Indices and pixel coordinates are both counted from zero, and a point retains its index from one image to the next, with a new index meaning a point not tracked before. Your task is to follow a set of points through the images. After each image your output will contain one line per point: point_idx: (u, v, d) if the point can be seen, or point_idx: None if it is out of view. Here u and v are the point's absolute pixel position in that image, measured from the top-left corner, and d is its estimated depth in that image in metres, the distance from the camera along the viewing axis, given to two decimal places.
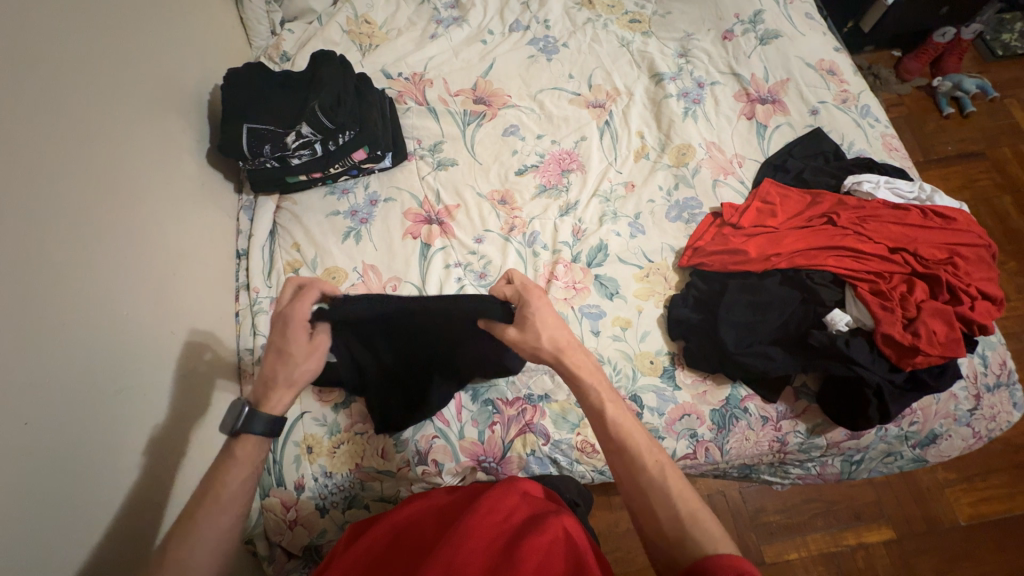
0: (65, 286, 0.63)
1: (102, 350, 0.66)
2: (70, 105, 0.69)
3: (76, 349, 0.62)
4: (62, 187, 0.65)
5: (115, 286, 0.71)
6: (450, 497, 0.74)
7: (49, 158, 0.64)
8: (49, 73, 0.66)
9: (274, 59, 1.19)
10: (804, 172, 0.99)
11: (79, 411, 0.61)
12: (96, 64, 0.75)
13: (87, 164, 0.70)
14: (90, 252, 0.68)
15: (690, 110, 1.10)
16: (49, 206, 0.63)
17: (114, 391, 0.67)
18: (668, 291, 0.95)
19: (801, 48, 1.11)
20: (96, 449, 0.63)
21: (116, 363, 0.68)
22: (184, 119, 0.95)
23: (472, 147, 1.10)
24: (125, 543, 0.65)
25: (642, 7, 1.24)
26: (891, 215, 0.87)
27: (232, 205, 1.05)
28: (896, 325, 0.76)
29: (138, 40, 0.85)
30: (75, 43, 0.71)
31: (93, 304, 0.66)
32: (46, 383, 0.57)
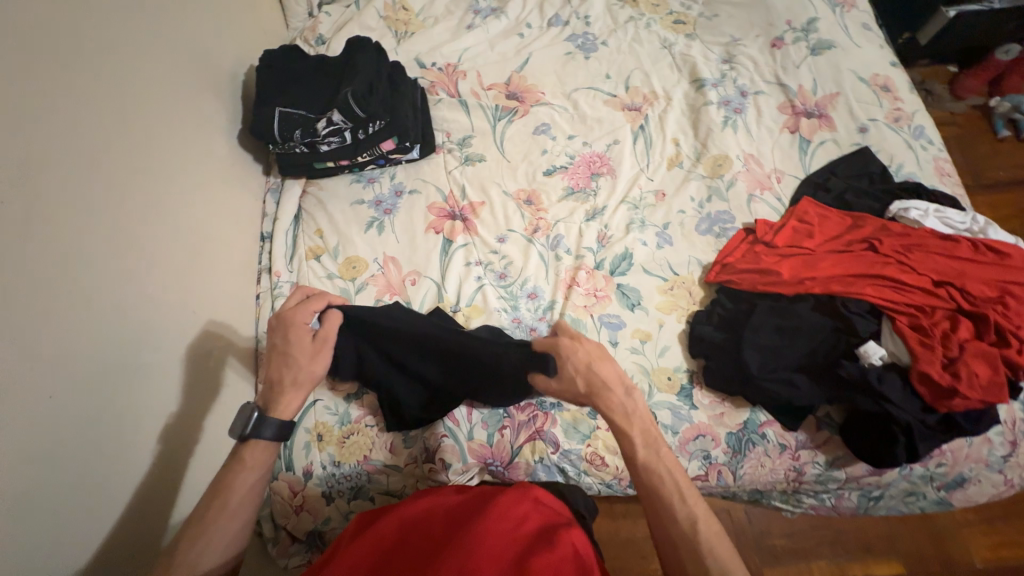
0: (89, 262, 0.64)
1: (122, 326, 0.67)
2: (103, 82, 0.69)
3: (96, 324, 0.63)
4: (94, 166, 0.66)
5: (139, 266, 0.72)
6: (462, 498, 0.72)
7: (81, 134, 0.65)
8: (83, 49, 0.66)
9: (309, 41, 1.18)
10: (846, 193, 0.95)
11: (96, 387, 0.62)
12: (132, 41, 0.75)
13: (118, 146, 0.71)
14: (117, 231, 0.69)
15: (730, 120, 1.05)
16: (80, 182, 0.64)
17: (131, 367, 0.68)
18: (692, 306, 0.92)
19: (854, 61, 1.06)
20: (112, 423, 0.64)
21: (134, 341, 0.69)
22: (217, 99, 0.95)
23: (501, 143, 1.09)
24: (137, 515, 0.67)
25: (687, 8, 1.20)
26: (939, 246, 0.82)
27: (260, 187, 1.06)
28: (934, 363, 0.71)
29: (174, 18, 0.85)
30: (111, 20, 0.72)
31: (117, 283, 0.67)
32: (65, 357, 0.58)
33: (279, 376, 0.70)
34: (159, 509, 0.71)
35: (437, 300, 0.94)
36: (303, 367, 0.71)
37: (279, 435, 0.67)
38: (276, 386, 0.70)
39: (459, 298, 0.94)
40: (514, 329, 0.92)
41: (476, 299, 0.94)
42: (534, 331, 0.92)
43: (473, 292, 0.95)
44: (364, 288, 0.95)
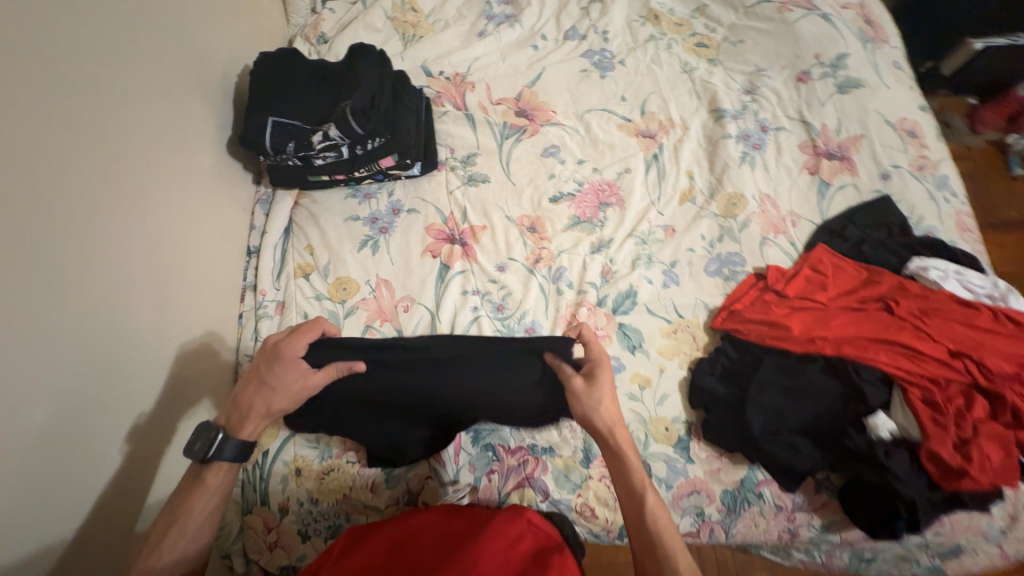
0: (61, 289, 0.59)
1: (90, 364, 0.62)
2: (80, 90, 0.63)
3: (62, 361, 0.58)
4: (70, 187, 0.61)
5: (113, 290, 0.67)
6: (458, 520, 0.68)
7: (55, 153, 0.59)
8: (55, 59, 0.60)
9: (311, 40, 1.11)
10: (862, 244, 0.91)
11: (55, 435, 0.57)
12: (115, 49, 0.69)
13: (96, 161, 0.65)
14: (91, 254, 0.64)
15: (748, 156, 1.01)
16: (49, 204, 0.58)
17: (98, 404, 0.63)
18: (695, 352, 0.88)
19: (882, 102, 1.01)
20: (73, 467, 0.59)
21: (103, 378, 0.64)
22: (206, 104, 0.89)
23: (507, 164, 1.03)
24: (100, 562, 0.63)
25: (711, 30, 1.14)
26: (958, 313, 0.79)
27: (249, 198, 1.00)
28: (946, 444, 0.68)
29: (160, 16, 0.78)
30: (90, 21, 0.65)
31: (88, 312, 0.62)
32: (19, 407, 0.53)
33: (250, 404, 0.68)
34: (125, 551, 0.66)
35: (430, 329, 0.90)
36: (274, 402, 0.68)
37: (240, 457, 0.66)
38: (243, 412, 0.68)
39: (452, 328, 0.90)
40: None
41: (471, 331, 0.90)
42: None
43: (468, 323, 0.90)
44: (353, 312, 0.91)
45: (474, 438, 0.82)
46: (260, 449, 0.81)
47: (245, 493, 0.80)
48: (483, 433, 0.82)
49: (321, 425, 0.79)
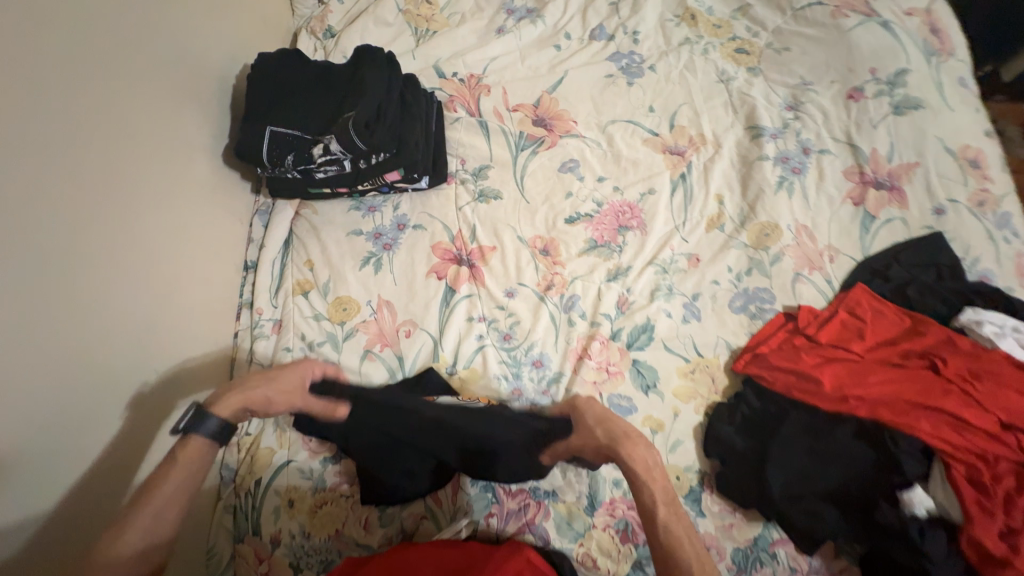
0: (37, 328, 0.56)
1: (71, 401, 0.59)
2: (45, 111, 0.59)
3: (37, 405, 0.55)
4: (35, 215, 0.57)
5: (91, 323, 0.63)
6: (455, 551, 0.65)
7: (18, 180, 0.55)
8: (17, 76, 0.55)
9: (317, 34, 1.04)
10: (907, 287, 0.83)
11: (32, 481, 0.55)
12: (92, 59, 0.65)
13: (65, 187, 0.61)
14: (65, 286, 0.60)
15: (786, 181, 0.92)
16: (12, 238, 0.54)
17: (80, 444, 0.60)
18: (713, 397, 0.82)
19: (941, 126, 0.90)
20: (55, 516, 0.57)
21: (86, 415, 0.61)
22: (199, 113, 0.83)
23: (521, 179, 0.96)
24: None
25: (753, 34, 1.04)
26: (1014, 378, 0.70)
27: (247, 208, 0.95)
28: (989, 531, 0.61)
29: (142, 20, 0.73)
30: (53, 32, 0.60)
31: (66, 349, 0.59)
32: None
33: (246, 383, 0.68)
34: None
35: (431, 358, 0.85)
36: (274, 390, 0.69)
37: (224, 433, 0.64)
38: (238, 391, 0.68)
39: (456, 358, 0.85)
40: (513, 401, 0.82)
41: (475, 362, 0.85)
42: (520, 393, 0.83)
43: (473, 353, 0.85)
44: (352, 335, 0.86)
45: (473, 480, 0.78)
46: (254, 477, 0.79)
47: (238, 521, 0.78)
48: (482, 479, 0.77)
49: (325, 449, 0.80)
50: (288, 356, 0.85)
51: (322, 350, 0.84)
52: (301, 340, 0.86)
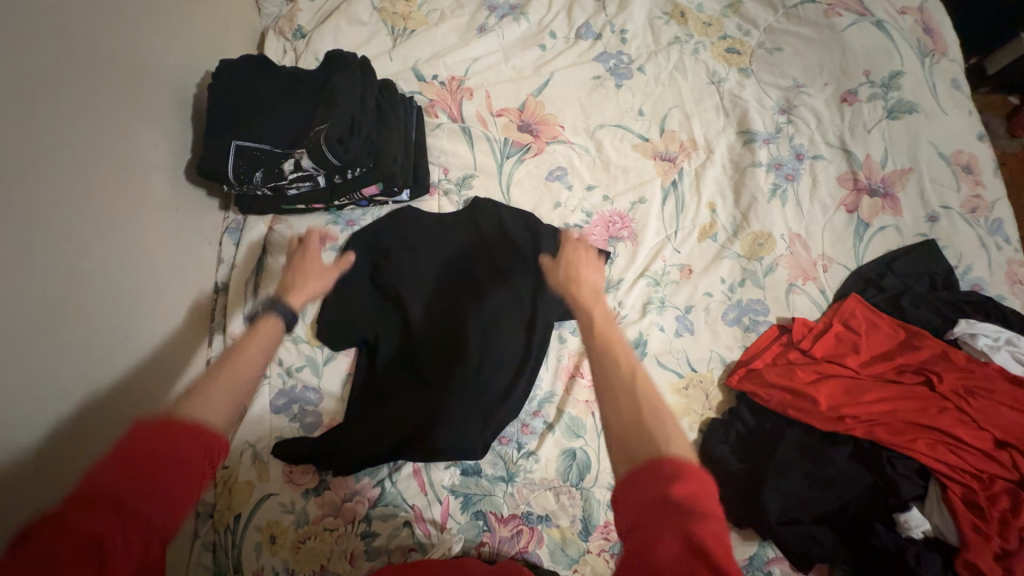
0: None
1: (30, 456, 0.54)
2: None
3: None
4: None
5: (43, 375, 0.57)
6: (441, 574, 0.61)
7: None
8: None
9: (286, 35, 0.98)
10: (902, 297, 0.82)
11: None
12: (39, 78, 0.59)
13: (13, 222, 0.55)
14: (20, 339, 0.55)
15: (779, 188, 0.89)
16: None
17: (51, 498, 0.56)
18: (708, 413, 0.80)
19: (935, 131, 0.89)
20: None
21: (52, 469, 0.57)
22: (156, 130, 0.76)
23: (507, 189, 0.92)
24: None
25: (745, 33, 1.00)
26: (1007, 396, 0.70)
27: (216, 226, 0.90)
28: (986, 555, 0.60)
29: (87, 30, 0.66)
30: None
31: (25, 400, 0.55)
32: None
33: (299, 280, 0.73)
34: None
35: (418, 379, 0.82)
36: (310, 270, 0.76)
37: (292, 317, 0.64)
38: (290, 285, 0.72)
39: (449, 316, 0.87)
40: (522, 289, 0.86)
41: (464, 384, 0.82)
42: (526, 429, 0.81)
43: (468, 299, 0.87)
44: (334, 358, 0.83)
45: (436, 466, 0.78)
46: (233, 512, 0.75)
47: (217, 560, 0.73)
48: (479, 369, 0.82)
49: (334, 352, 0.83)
50: (266, 383, 0.81)
51: (302, 377, 0.81)
52: (279, 365, 0.82)
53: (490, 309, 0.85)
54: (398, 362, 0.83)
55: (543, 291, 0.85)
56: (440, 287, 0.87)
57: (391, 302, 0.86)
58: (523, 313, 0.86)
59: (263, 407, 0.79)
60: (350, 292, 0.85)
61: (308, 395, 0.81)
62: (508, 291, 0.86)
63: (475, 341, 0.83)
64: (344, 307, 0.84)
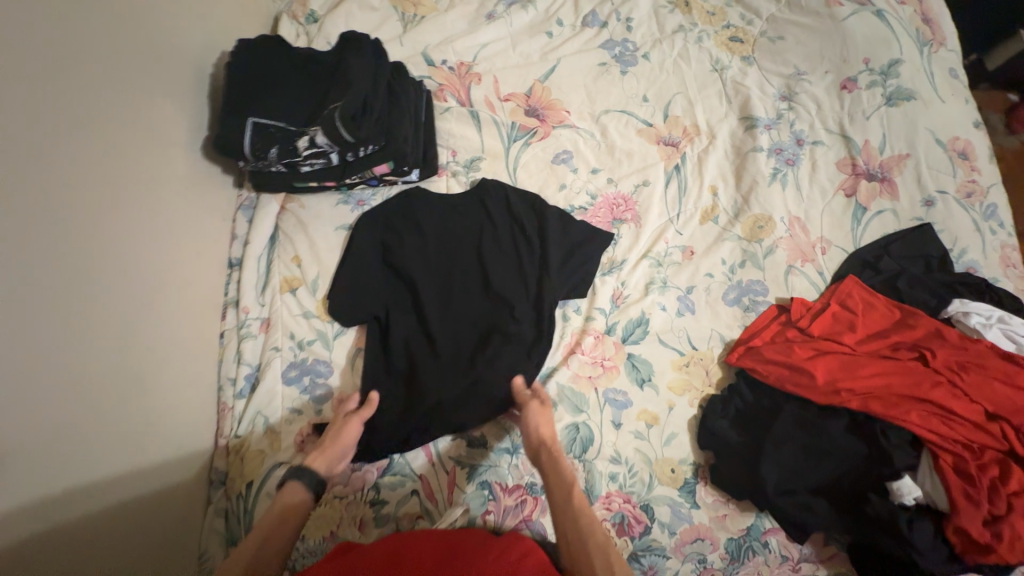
0: (31, 335, 0.54)
1: (65, 408, 0.57)
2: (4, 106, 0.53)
3: (36, 412, 0.54)
4: (27, 218, 0.55)
5: (75, 334, 0.60)
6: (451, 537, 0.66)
7: (9, 184, 0.53)
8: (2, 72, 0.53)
9: (299, 19, 1.00)
10: (897, 278, 0.84)
11: (40, 483, 0.54)
12: (72, 52, 0.62)
13: (50, 187, 0.58)
14: (42, 298, 0.56)
15: (779, 173, 0.92)
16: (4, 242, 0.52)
17: (84, 449, 0.60)
18: (707, 389, 0.82)
19: (933, 118, 0.91)
20: (47, 549, 0.53)
21: (86, 423, 0.60)
22: (175, 106, 0.79)
23: (514, 171, 0.94)
24: None
25: (748, 22, 1.02)
26: (1000, 370, 0.72)
27: (230, 203, 0.92)
28: (975, 519, 0.63)
29: (107, 4, 0.67)
30: (9, 19, 0.54)
31: (63, 353, 0.58)
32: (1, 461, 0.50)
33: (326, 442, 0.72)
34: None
35: (425, 354, 0.84)
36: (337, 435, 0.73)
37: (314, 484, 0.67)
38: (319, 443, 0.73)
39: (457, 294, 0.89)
40: (528, 266, 0.88)
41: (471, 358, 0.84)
42: None
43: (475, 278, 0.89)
44: (343, 333, 0.85)
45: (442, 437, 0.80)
46: (245, 480, 0.76)
47: (229, 526, 0.75)
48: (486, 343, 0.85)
49: (343, 325, 0.85)
50: (277, 356, 0.83)
51: (313, 350, 0.83)
52: (290, 339, 0.84)
53: (498, 289, 0.86)
54: (412, 337, 0.85)
55: (547, 272, 0.86)
56: (447, 265, 0.89)
57: (400, 279, 0.88)
58: (529, 290, 0.87)
59: (275, 379, 0.81)
60: (359, 269, 0.87)
61: (318, 368, 0.83)
62: (514, 269, 0.88)
63: (483, 317, 0.86)
64: (354, 284, 0.86)
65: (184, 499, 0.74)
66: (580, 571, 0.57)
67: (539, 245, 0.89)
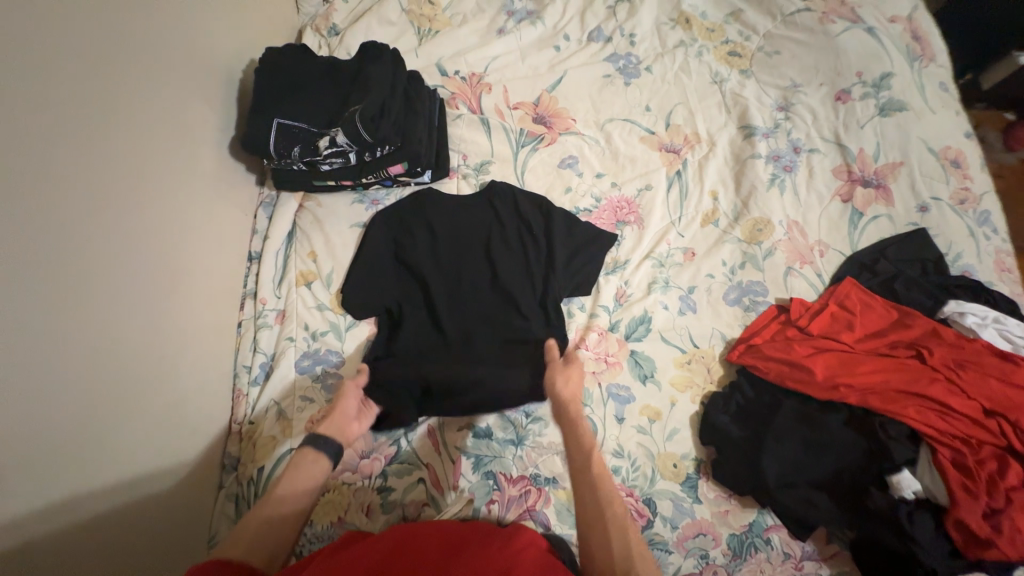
0: (68, 310, 0.58)
1: (94, 381, 0.61)
2: (57, 100, 0.58)
3: (69, 383, 0.57)
4: (72, 201, 0.60)
5: (107, 312, 0.64)
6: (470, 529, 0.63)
7: (57, 169, 0.58)
8: (58, 69, 0.58)
9: (322, 32, 1.06)
10: (894, 280, 0.86)
11: (70, 450, 0.57)
12: (119, 54, 0.68)
13: (93, 174, 0.63)
14: (81, 279, 0.60)
15: (777, 178, 0.95)
16: (50, 221, 0.57)
17: (110, 421, 0.62)
18: (709, 386, 0.84)
19: (925, 128, 0.94)
20: (67, 513, 0.56)
21: (112, 397, 0.63)
22: (206, 108, 0.85)
23: (522, 175, 0.98)
24: None
25: (745, 38, 1.07)
26: (995, 368, 0.74)
27: (251, 200, 0.97)
28: (975, 513, 0.63)
29: (151, 13, 0.73)
30: (65, 23, 0.60)
31: (95, 329, 0.61)
32: (35, 426, 0.53)
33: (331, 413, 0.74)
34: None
35: (433, 346, 0.87)
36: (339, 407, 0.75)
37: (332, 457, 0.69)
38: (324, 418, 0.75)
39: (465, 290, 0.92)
40: (534, 264, 0.91)
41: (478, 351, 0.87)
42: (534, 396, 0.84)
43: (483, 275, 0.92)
44: (355, 326, 0.88)
45: (449, 428, 0.82)
46: (256, 465, 0.78)
47: (239, 510, 0.77)
48: (493, 337, 0.87)
49: (355, 318, 0.88)
50: (291, 346, 0.86)
51: (326, 341, 0.86)
52: (304, 330, 0.87)
53: (505, 285, 0.89)
54: (421, 331, 0.88)
55: (553, 270, 0.90)
56: (456, 262, 0.92)
57: (411, 275, 0.92)
58: (535, 286, 0.90)
59: (288, 368, 0.84)
60: (372, 264, 0.91)
61: (330, 358, 0.85)
62: (520, 267, 0.91)
63: (491, 312, 0.89)
64: (367, 278, 0.90)
65: (198, 482, 0.76)
66: (590, 527, 0.58)
67: (545, 244, 0.92)
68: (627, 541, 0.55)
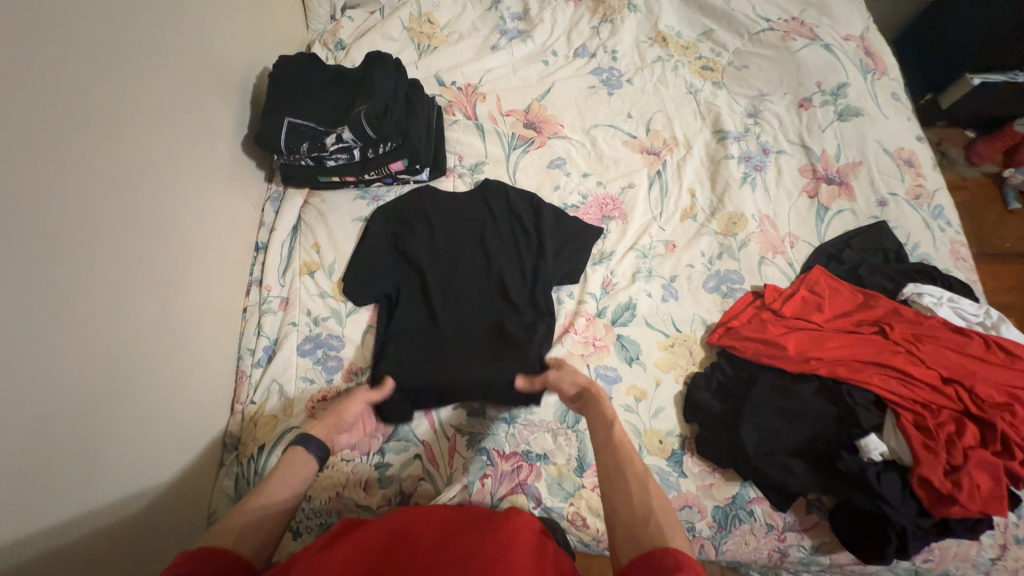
0: (89, 276, 0.63)
1: (110, 345, 0.65)
2: (92, 88, 0.65)
3: (87, 343, 0.61)
4: (101, 179, 0.66)
5: (126, 283, 0.68)
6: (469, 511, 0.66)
7: (91, 148, 0.64)
8: (96, 61, 0.66)
9: (330, 46, 1.16)
10: (859, 267, 0.93)
11: (83, 405, 0.60)
12: (148, 54, 0.75)
13: (121, 156, 0.69)
14: (101, 252, 0.65)
15: (749, 176, 1.03)
16: (80, 195, 0.62)
17: (123, 384, 0.66)
18: (691, 367, 0.89)
19: (880, 132, 1.04)
20: (78, 464, 0.59)
21: (125, 361, 0.67)
22: (222, 108, 0.92)
23: (514, 174, 1.06)
24: (125, 544, 0.65)
25: (717, 54, 1.18)
26: (950, 340, 0.81)
27: (260, 195, 1.03)
28: (936, 470, 0.68)
29: (179, 21, 0.82)
30: (105, 24, 0.68)
31: (114, 296, 0.66)
32: (54, 379, 0.57)
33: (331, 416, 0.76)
34: (143, 559, 0.67)
35: (429, 330, 0.91)
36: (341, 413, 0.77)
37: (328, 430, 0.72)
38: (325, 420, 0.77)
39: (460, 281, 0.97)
40: (525, 255, 0.97)
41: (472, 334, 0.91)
42: None
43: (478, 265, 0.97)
44: (355, 312, 0.92)
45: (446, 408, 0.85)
46: (257, 444, 0.81)
47: (239, 486, 0.79)
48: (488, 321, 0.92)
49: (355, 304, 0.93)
50: (294, 330, 0.90)
51: (327, 326, 0.90)
52: (307, 316, 0.91)
53: (498, 274, 0.95)
54: (418, 316, 0.92)
55: (543, 259, 0.95)
56: (452, 253, 0.98)
57: (410, 265, 0.97)
58: (526, 275, 0.96)
59: (291, 350, 0.88)
60: (373, 254, 0.96)
61: (331, 342, 0.90)
62: (513, 257, 0.97)
63: (485, 299, 0.94)
64: (366, 267, 0.94)
65: (199, 456, 0.79)
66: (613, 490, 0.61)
67: (537, 237, 0.98)
68: (649, 501, 0.59)
